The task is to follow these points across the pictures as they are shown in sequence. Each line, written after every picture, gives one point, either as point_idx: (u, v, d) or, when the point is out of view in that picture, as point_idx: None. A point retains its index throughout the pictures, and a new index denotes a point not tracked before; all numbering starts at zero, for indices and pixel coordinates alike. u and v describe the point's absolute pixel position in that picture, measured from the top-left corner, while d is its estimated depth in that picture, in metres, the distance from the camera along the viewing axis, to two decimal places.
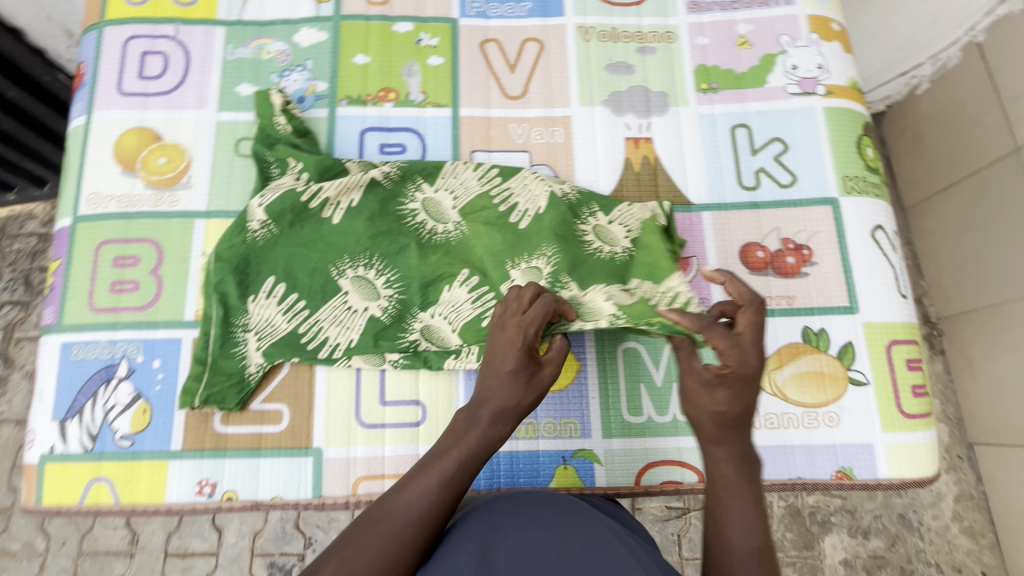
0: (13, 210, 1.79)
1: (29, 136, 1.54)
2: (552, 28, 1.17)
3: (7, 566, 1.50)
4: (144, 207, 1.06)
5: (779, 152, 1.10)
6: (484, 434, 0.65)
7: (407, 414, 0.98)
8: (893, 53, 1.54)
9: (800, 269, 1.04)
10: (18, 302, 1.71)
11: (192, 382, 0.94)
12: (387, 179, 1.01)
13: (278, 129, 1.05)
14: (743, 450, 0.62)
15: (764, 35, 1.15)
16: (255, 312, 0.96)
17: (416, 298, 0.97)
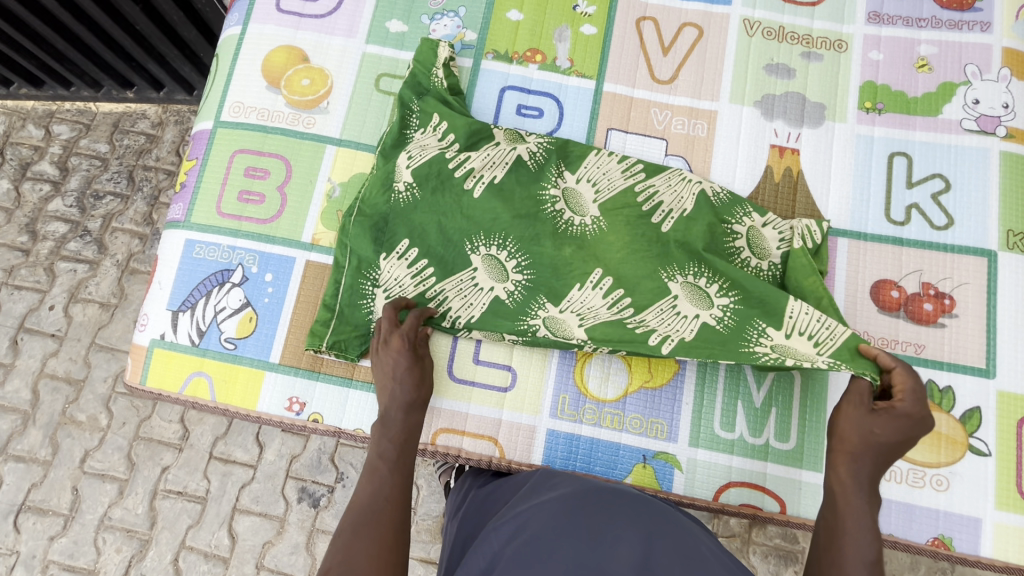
0: (129, 107, 1.88)
1: (160, 39, 1.60)
2: (715, 16, 1.11)
3: (72, 433, 1.62)
4: (281, 123, 1.08)
5: (938, 190, 1.01)
6: (396, 429, 0.87)
7: (496, 378, 0.98)
8: None
9: (936, 318, 0.96)
10: (119, 194, 1.80)
11: (320, 326, 0.96)
12: (533, 158, 1.01)
13: (434, 82, 1.05)
14: (869, 475, 0.81)
15: (948, 61, 1.06)
16: (386, 269, 0.97)
17: (546, 285, 0.96)
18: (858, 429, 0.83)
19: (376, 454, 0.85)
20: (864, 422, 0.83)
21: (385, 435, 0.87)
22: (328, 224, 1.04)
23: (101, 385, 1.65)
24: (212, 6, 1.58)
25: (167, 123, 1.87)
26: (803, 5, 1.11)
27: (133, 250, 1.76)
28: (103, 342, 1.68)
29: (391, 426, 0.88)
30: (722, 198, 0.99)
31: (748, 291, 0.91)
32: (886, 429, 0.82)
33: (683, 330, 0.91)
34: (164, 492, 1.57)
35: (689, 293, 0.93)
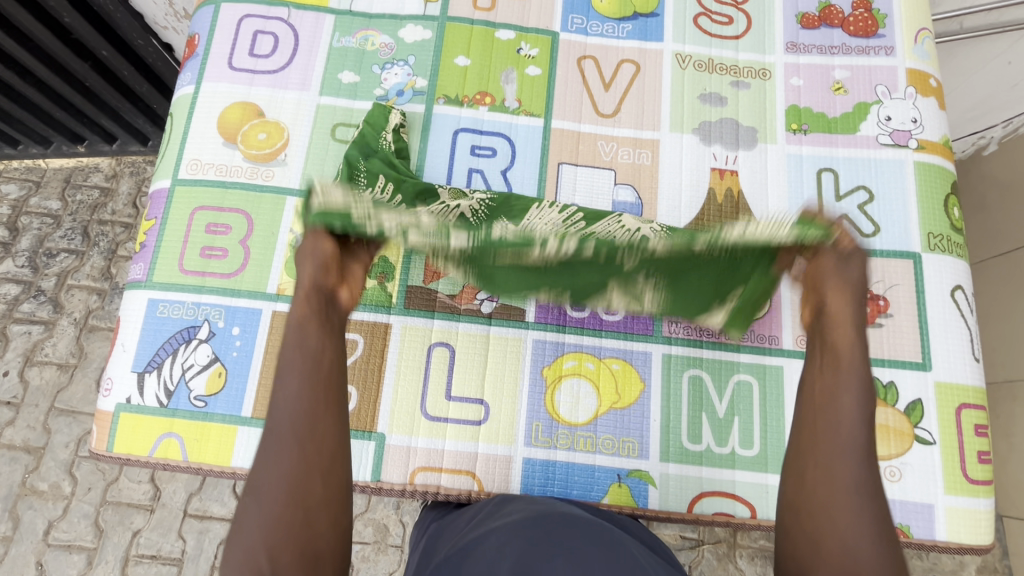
0: (81, 162, 1.86)
1: (110, 93, 1.59)
2: (650, 52, 1.19)
3: (34, 504, 1.55)
4: (240, 178, 1.09)
5: (864, 201, 1.10)
6: (293, 389, 0.71)
7: (469, 412, 1.00)
8: (967, 111, 1.69)
9: (874, 318, 1.04)
10: (74, 251, 1.76)
11: None
12: (473, 213, 0.99)
13: (382, 143, 1.08)
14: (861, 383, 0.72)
15: (860, 83, 1.16)
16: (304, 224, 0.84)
17: (507, 196, 0.90)
18: (852, 345, 0.75)
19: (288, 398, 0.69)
20: (846, 297, 0.77)
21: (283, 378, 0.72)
22: (293, 273, 1.05)
23: (63, 451, 1.59)
24: (163, 60, 1.59)
25: (122, 176, 1.85)
26: (728, 39, 1.20)
27: (91, 307, 1.71)
28: (64, 405, 1.63)
29: (292, 372, 0.72)
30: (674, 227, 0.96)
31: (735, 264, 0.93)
32: (852, 276, 0.78)
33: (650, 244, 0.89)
34: (136, 557, 1.51)
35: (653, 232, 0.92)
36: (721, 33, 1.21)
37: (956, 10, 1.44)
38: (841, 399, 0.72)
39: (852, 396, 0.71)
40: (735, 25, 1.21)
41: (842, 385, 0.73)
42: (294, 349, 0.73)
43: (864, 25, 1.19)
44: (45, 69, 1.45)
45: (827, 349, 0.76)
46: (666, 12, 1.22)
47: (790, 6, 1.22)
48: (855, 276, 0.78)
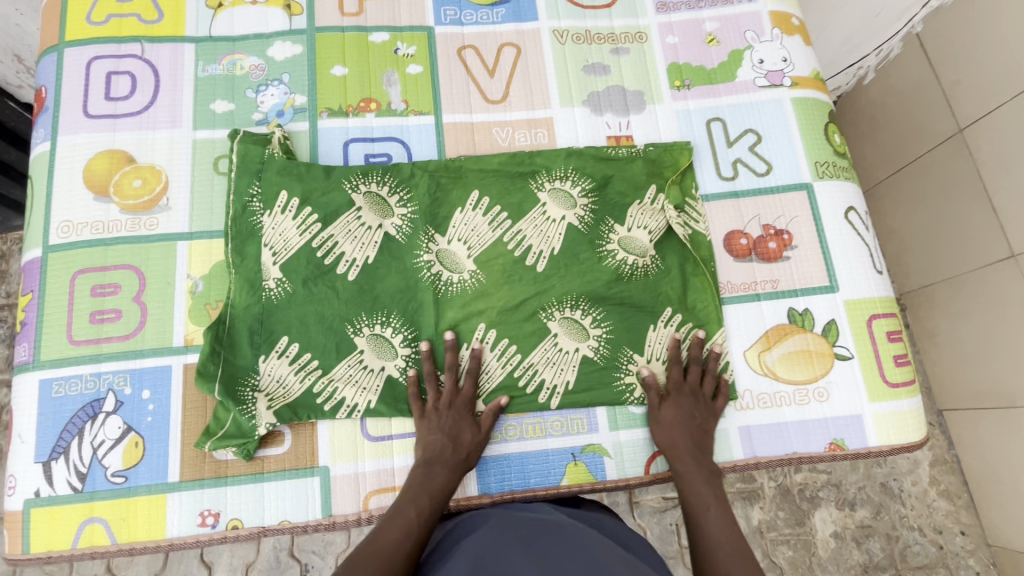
0: None
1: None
2: (527, 32, 1.19)
3: None
4: (121, 232, 1.01)
5: (753, 143, 1.14)
6: (407, 542, 0.79)
7: (413, 424, 0.98)
8: (840, 46, 1.81)
9: (782, 253, 1.08)
10: None
11: (208, 366, 0.94)
12: (400, 232, 1.05)
13: (266, 156, 1.03)
14: (708, 469, 0.94)
15: (730, 31, 1.20)
16: (267, 371, 0.96)
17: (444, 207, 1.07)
18: (684, 454, 0.94)
19: (409, 500, 0.86)
20: (676, 425, 0.97)
21: (411, 506, 0.85)
22: (199, 320, 0.99)
23: None
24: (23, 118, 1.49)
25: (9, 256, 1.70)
26: (600, 8, 1.22)
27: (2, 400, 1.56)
28: None
29: (398, 523, 0.82)
30: (586, 221, 1.08)
31: (618, 321, 1.05)
32: (673, 416, 0.97)
33: (565, 365, 1.02)
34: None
35: (569, 329, 1.04)
36: (593, 3, 1.22)
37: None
38: (708, 512, 0.89)
39: (710, 493, 0.91)
40: None
41: (709, 500, 0.90)
42: (421, 489, 0.88)
43: None
44: None
45: (671, 449, 0.96)
46: None
47: None
48: (682, 420, 0.97)
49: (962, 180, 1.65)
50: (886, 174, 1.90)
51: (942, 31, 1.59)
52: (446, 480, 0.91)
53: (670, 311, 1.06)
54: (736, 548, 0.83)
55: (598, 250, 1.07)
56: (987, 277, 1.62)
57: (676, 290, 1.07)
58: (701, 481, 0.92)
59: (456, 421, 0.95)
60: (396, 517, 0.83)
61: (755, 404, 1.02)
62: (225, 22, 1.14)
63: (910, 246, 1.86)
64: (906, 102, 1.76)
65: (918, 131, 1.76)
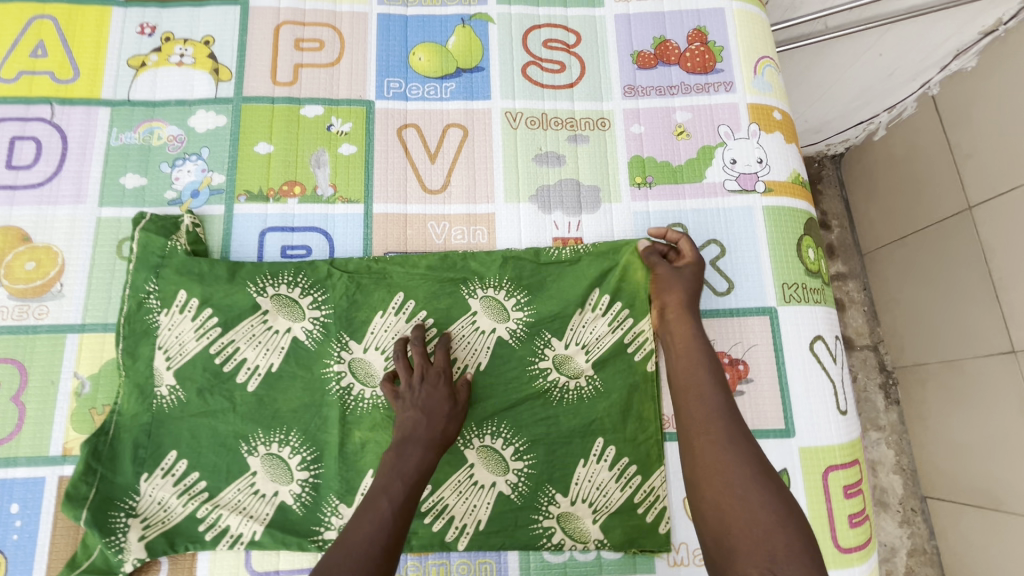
0: None
1: None
2: (477, 112, 1.08)
3: None
4: (6, 320, 0.93)
5: (715, 256, 1.02)
6: (379, 533, 0.68)
7: (303, 560, 0.89)
8: (851, 101, 1.62)
9: (734, 386, 0.97)
10: None
11: (79, 486, 0.85)
12: (310, 337, 0.95)
13: (168, 248, 0.94)
14: (702, 335, 0.88)
15: (702, 124, 1.08)
16: (147, 492, 0.88)
17: (364, 309, 0.97)
18: (688, 326, 0.89)
19: (379, 486, 0.75)
20: (681, 292, 0.92)
21: (383, 495, 0.74)
22: (82, 427, 0.91)
23: None
24: None
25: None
26: (561, 88, 1.10)
27: None
28: None
29: (367, 519, 0.70)
30: (519, 335, 0.98)
31: (542, 454, 0.94)
32: (678, 278, 0.94)
33: (479, 502, 0.93)
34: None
35: (486, 459, 0.94)
36: (553, 82, 1.11)
37: (818, 12, 1.36)
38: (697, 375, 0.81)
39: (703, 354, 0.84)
40: (567, 71, 1.11)
41: (696, 373, 0.81)
42: (394, 474, 0.77)
43: (701, 60, 1.11)
44: None
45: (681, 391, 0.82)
46: (491, 65, 1.11)
47: (624, 45, 1.12)
48: (682, 290, 0.92)
49: (967, 259, 1.46)
50: (886, 241, 1.72)
51: (957, 98, 1.45)
52: (420, 460, 0.80)
53: (601, 443, 0.95)
54: (725, 416, 0.74)
55: (527, 366, 0.97)
56: (984, 369, 1.42)
57: (612, 421, 0.96)
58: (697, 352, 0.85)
59: (432, 394, 0.87)
60: (365, 512, 0.71)
61: (687, 559, 0.93)
62: (146, 84, 1.05)
63: (906, 322, 1.65)
64: (915, 166, 1.59)
65: (925, 199, 1.57)
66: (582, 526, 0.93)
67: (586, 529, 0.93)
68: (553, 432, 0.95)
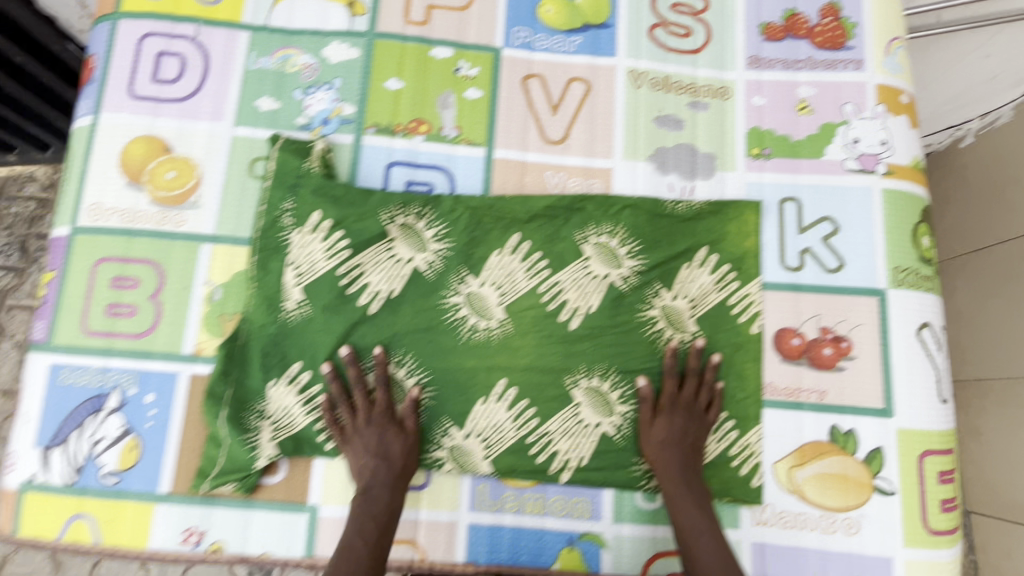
0: (11, 172, 1.86)
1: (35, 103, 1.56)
2: (601, 69, 1.09)
3: None
4: (147, 224, 0.99)
5: (829, 233, 1.02)
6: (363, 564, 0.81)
7: (411, 476, 0.94)
8: (944, 103, 1.48)
9: (836, 362, 0.98)
10: (10, 271, 1.79)
11: (218, 385, 0.92)
12: (430, 268, 0.99)
13: (305, 170, 0.98)
14: (687, 461, 0.92)
15: (826, 102, 1.07)
16: (274, 398, 0.94)
17: (483, 247, 1.01)
18: (677, 476, 0.90)
19: (353, 530, 0.84)
20: (666, 443, 0.92)
21: (357, 537, 0.83)
22: (213, 331, 0.96)
23: None
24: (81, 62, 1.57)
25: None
26: (686, 52, 1.10)
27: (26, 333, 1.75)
28: None
29: (347, 560, 0.81)
30: (630, 283, 1.02)
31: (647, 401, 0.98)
32: (665, 431, 0.93)
33: (582, 439, 0.97)
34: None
35: (592, 401, 0.98)
36: (679, 46, 1.10)
37: (934, 5, 1.35)
38: (700, 534, 0.86)
39: (699, 514, 0.88)
40: (693, 36, 1.11)
41: (704, 525, 0.87)
42: (365, 516, 0.86)
43: (832, 36, 1.08)
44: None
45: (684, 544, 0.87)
46: (619, 23, 1.11)
47: (752, 14, 1.10)
48: (672, 435, 0.93)
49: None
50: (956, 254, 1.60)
51: None
52: (388, 503, 0.87)
53: (704, 397, 0.99)
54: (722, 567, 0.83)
55: (636, 316, 1.01)
56: None
57: (712, 378, 0.99)
58: (692, 504, 0.89)
59: (378, 435, 0.91)
60: (349, 551, 0.82)
61: (772, 521, 0.94)
62: (284, 13, 1.08)
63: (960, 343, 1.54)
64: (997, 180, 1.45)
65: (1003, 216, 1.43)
66: None
67: None
68: (658, 380, 0.99)
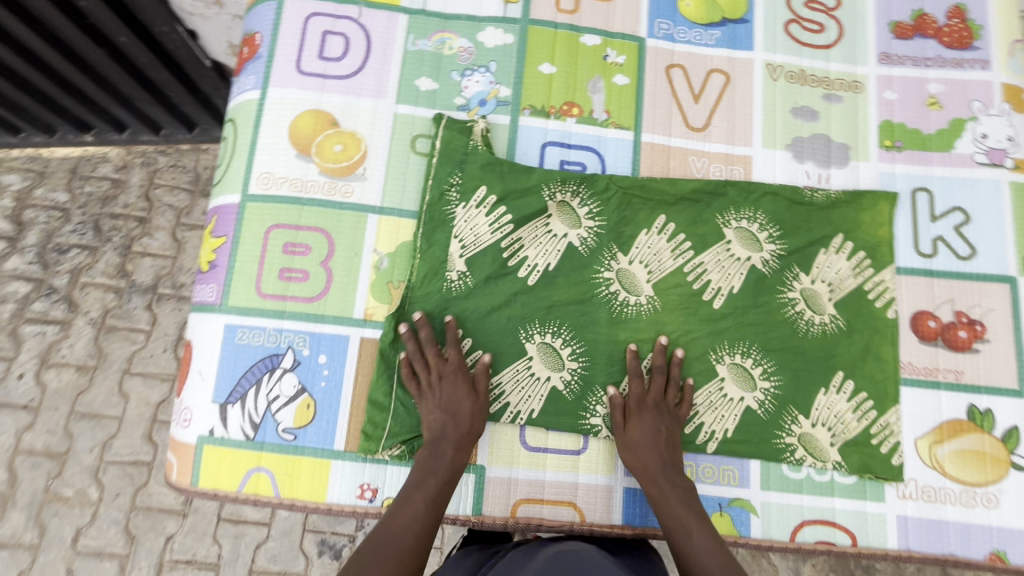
0: (88, 150, 1.90)
1: (126, 80, 1.62)
2: (739, 61, 1.14)
3: (60, 511, 1.61)
4: (317, 194, 1.03)
5: (960, 222, 1.08)
6: (426, 516, 0.86)
7: (569, 442, 0.98)
8: None
9: (971, 344, 1.03)
10: (87, 247, 1.81)
11: (390, 350, 0.97)
12: (584, 244, 1.03)
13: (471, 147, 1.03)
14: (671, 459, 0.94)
15: (956, 98, 1.13)
16: None
17: (632, 226, 1.05)
18: (659, 477, 0.92)
19: (416, 479, 0.89)
20: (643, 444, 0.93)
21: (416, 490, 0.88)
22: (381, 297, 1.01)
23: (86, 456, 1.65)
24: (185, 47, 1.60)
25: (158, 206, 1.86)
26: (819, 48, 1.15)
27: (108, 305, 1.77)
28: (84, 408, 1.69)
29: (408, 511, 0.86)
30: (772, 265, 1.05)
31: (788, 377, 1.02)
32: (640, 432, 0.94)
33: (728, 412, 1.00)
34: (171, 561, 1.59)
35: (735, 375, 1.01)
36: (813, 41, 1.16)
37: None
38: (687, 530, 0.88)
39: (684, 510, 0.90)
40: (826, 33, 1.16)
41: (691, 524, 0.89)
42: (428, 470, 0.90)
43: (959, 37, 1.15)
44: (99, 52, 1.52)
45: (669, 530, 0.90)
46: (755, 18, 1.16)
47: (882, 14, 1.17)
48: (650, 439, 0.94)
49: None
50: None
51: None
52: (452, 459, 0.91)
53: (842, 376, 1.02)
54: (722, 569, 0.84)
55: (777, 297, 1.04)
56: None
57: (850, 359, 1.03)
58: (677, 500, 0.91)
59: (454, 391, 0.94)
60: (406, 503, 0.87)
61: (917, 495, 0.99)
62: None
63: None
64: None
65: None
66: (821, 446, 1.00)
67: (824, 449, 1.00)
68: (799, 357, 1.03)
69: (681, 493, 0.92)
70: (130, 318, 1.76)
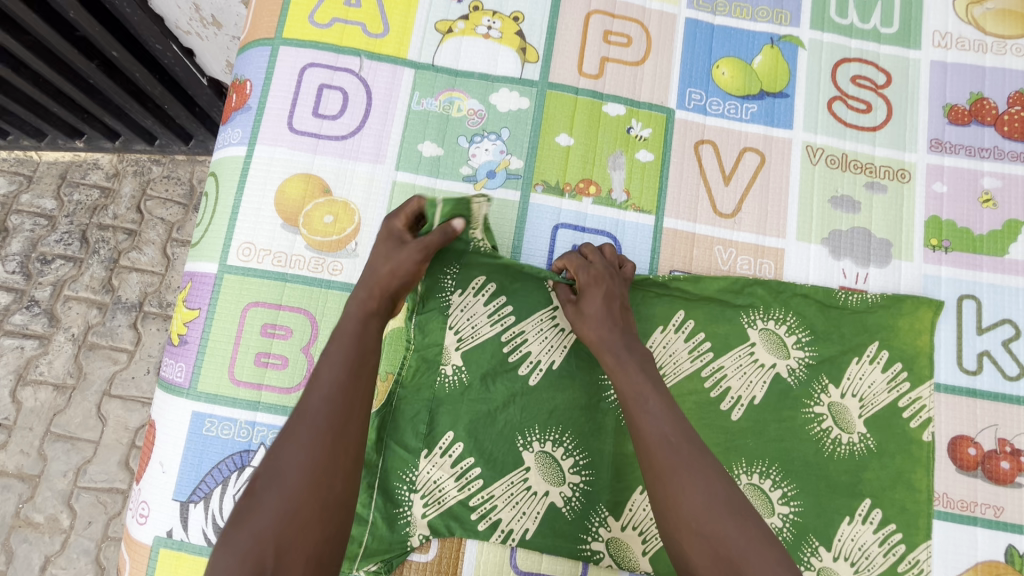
0: (78, 156, 1.78)
1: (118, 93, 1.49)
2: (776, 140, 1.04)
3: (28, 536, 1.49)
4: (302, 270, 0.93)
5: (1009, 337, 0.98)
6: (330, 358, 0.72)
7: (564, 567, 0.89)
8: None
9: (1014, 477, 0.94)
10: (71, 258, 1.68)
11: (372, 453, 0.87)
12: None
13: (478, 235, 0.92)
14: (641, 355, 0.81)
15: (1011, 196, 1.03)
16: (426, 470, 0.88)
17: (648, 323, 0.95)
18: (616, 345, 0.82)
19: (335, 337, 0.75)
20: (597, 314, 0.84)
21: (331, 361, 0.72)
22: None
23: (59, 480, 1.53)
24: (182, 65, 1.47)
25: (148, 219, 1.72)
26: (864, 129, 1.05)
27: (90, 322, 1.64)
28: (60, 429, 1.56)
29: (333, 360, 0.72)
30: (799, 374, 0.96)
31: (808, 502, 0.92)
32: (595, 307, 0.85)
33: None
34: None
35: (751, 498, 0.92)
36: (858, 122, 1.05)
37: None
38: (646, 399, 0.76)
39: (643, 378, 0.78)
40: (873, 113, 1.05)
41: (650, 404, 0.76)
42: (350, 337, 0.75)
43: (1019, 127, 1.05)
44: (89, 64, 1.40)
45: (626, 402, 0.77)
46: (797, 93, 1.05)
47: (936, 95, 1.06)
48: (604, 308, 0.85)
49: None
50: None
51: None
52: (367, 323, 0.78)
53: (868, 504, 0.93)
54: (678, 439, 0.72)
55: (802, 412, 0.95)
56: None
57: (879, 485, 0.94)
58: (636, 367, 0.79)
59: (381, 253, 0.83)
60: (320, 373, 0.71)
61: None
62: (452, 52, 1.02)
63: None
64: None
65: None
66: None
67: None
68: (823, 480, 0.93)
69: (638, 361, 0.81)
70: (111, 337, 1.62)
